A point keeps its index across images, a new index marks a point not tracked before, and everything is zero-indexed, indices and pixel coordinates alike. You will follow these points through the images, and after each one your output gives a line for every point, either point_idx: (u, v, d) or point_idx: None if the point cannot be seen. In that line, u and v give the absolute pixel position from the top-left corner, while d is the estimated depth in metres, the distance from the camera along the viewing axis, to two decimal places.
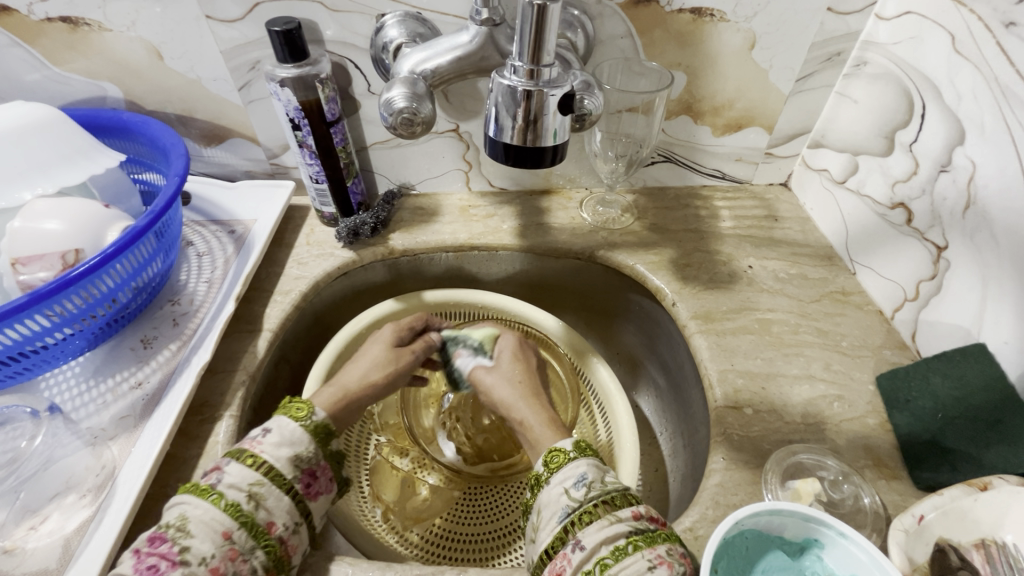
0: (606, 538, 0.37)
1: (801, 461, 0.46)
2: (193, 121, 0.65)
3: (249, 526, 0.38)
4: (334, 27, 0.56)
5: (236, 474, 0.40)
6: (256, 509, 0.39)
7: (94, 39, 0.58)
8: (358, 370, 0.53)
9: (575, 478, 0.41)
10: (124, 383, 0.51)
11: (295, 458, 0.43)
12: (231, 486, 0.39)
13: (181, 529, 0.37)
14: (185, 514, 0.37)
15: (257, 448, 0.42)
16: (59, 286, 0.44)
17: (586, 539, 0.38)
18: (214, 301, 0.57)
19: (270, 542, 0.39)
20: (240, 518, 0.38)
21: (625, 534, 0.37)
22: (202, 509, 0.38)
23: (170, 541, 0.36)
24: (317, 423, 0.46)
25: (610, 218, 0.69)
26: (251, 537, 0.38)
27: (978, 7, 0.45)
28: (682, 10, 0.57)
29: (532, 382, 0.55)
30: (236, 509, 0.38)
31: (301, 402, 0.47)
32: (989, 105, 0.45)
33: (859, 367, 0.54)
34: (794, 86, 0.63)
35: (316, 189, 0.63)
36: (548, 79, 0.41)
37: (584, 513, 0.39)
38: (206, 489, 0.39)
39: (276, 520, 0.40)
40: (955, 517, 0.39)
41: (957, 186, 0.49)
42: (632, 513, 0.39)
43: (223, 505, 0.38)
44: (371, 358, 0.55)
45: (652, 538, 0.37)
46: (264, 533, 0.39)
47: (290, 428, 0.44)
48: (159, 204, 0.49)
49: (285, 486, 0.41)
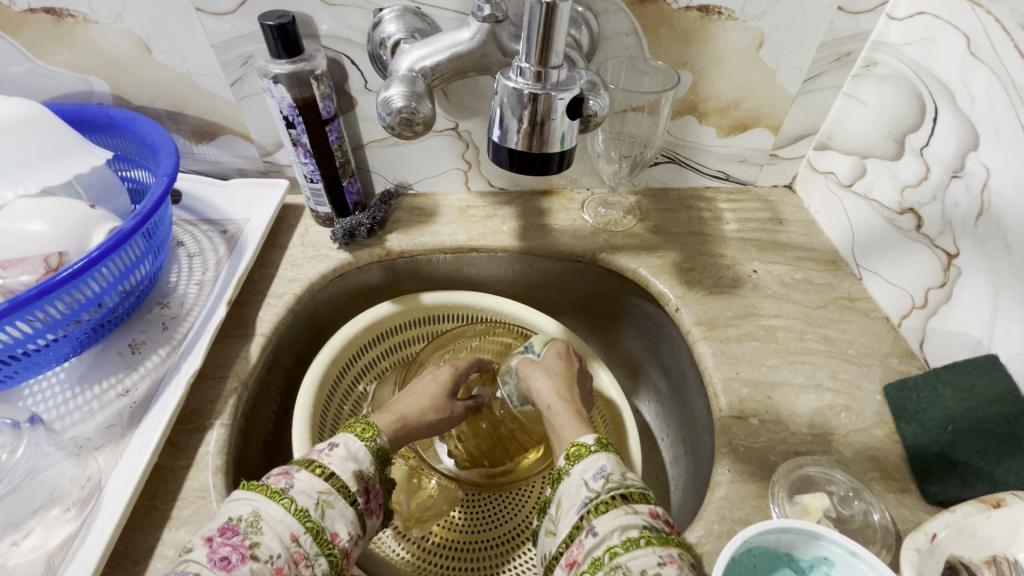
0: (619, 526, 0.37)
1: (809, 475, 0.45)
2: (183, 118, 0.63)
3: (314, 533, 0.38)
4: (330, 21, 0.54)
5: (307, 480, 0.40)
6: (322, 517, 0.39)
7: (79, 31, 0.55)
8: (411, 406, 0.53)
9: (594, 470, 0.41)
10: (112, 390, 0.49)
11: (358, 474, 0.43)
12: (302, 492, 0.39)
13: (253, 525, 0.37)
14: (258, 511, 0.37)
15: (324, 460, 0.42)
16: (42, 290, 0.42)
17: (600, 526, 0.37)
18: (206, 304, 0.56)
19: (333, 551, 0.39)
20: (308, 523, 0.38)
21: (639, 526, 0.37)
22: (273, 509, 0.38)
23: (242, 535, 0.36)
24: (379, 445, 0.46)
25: (612, 220, 0.68)
26: (316, 544, 0.38)
27: (995, 8, 0.44)
28: (689, 8, 0.56)
29: (572, 385, 0.53)
30: (305, 514, 0.39)
31: (366, 422, 0.47)
32: (1005, 110, 0.44)
33: (866, 376, 0.53)
34: (801, 86, 0.62)
35: (310, 188, 0.61)
36: (556, 82, 0.39)
37: (601, 503, 0.38)
38: (277, 492, 0.39)
39: (339, 530, 0.40)
40: (967, 535, 0.38)
41: (970, 192, 0.47)
42: (649, 510, 0.38)
43: (292, 510, 0.38)
44: (426, 394, 0.55)
45: (666, 538, 0.36)
46: (328, 541, 0.39)
47: (356, 445, 0.44)
48: (147, 205, 0.48)
49: (350, 497, 0.41)
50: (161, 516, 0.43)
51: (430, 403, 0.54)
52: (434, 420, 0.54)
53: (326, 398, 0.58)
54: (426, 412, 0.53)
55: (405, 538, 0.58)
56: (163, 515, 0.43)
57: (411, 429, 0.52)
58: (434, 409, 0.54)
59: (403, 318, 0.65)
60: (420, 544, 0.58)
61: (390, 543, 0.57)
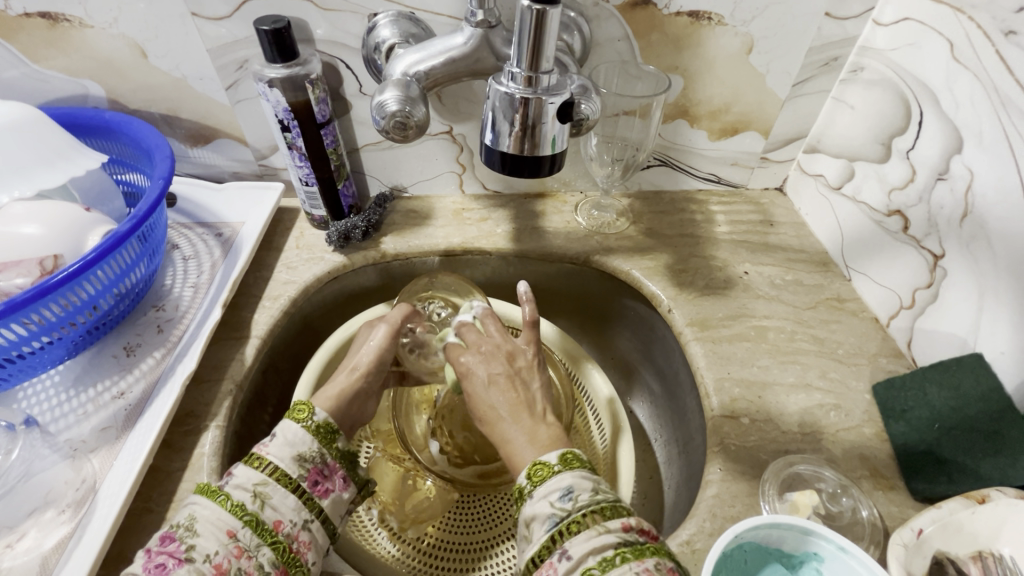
0: (593, 548, 0.34)
1: (799, 473, 0.46)
2: (178, 121, 0.63)
3: (253, 524, 0.37)
4: (325, 26, 0.55)
5: (243, 475, 0.39)
6: (261, 508, 0.38)
7: (74, 35, 0.56)
8: (345, 380, 0.49)
9: (561, 491, 0.37)
10: (106, 393, 0.49)
11: (299, 457, 0.41)
12: (239, 487, 0.38)
13: (189, 528, 0.36)
14: (194, 514, 0.37)
15: (263, 451, 0.41)
16: (37, 293, 0.42)
17: (573, 548, 0.34)
18: (201, 307, 0.56)
19: (277, 540, 0.37)
20: (245, 517, 0.37)
21: (612, 545, 0.34)
22: (210, 509, 0.37)
23: (178, 541, 0.35)
24: (320, 422, 0.44)
25: (605, 222, 0.68)
26: (256, 535, 0.37)
27: (977, 15, 0.45)
28: (679, 13, 0.57)
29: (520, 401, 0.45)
30: (241, 508, 0.37)
31: (303, 402, 0.45)
32: (988, 115, 0.44)
33: (855, 375, 0.54)
34: (791, 90, 0.63)
35: (305, 191, 0.61)
36: (547, 87, 0.40)
37: (572, 523, 0.36)
38: (215, 491, 0.38)
39: (283, 518, 0.38)
40: (953, 530, 0.39)
41: (955, 194, 0.48)
42: (622, 524, 0.35)
43: (228, 506, 0.37)
44: (366, 361, 0.51)
45: (640, 550, 0.34)
46: (269, 530, 0.37)
47: (292, 430, 0.43)
48: (143, 208, 0.48)
49: (291, 484, 0.40)
50: (157, 517, 0.43)
51: (371, 362, 0.51)
52: (375, 386, 0.51)
53: None
54: (361, 379, 0.50)
55: (399, 539, 0.58)
56: (158, 517, 0.43)
57: (354, 402, 0.49)
58: (374, 360, 0.51)
59: None
60: (413, 545, 0.58)
61: (382, 542, 0.58)
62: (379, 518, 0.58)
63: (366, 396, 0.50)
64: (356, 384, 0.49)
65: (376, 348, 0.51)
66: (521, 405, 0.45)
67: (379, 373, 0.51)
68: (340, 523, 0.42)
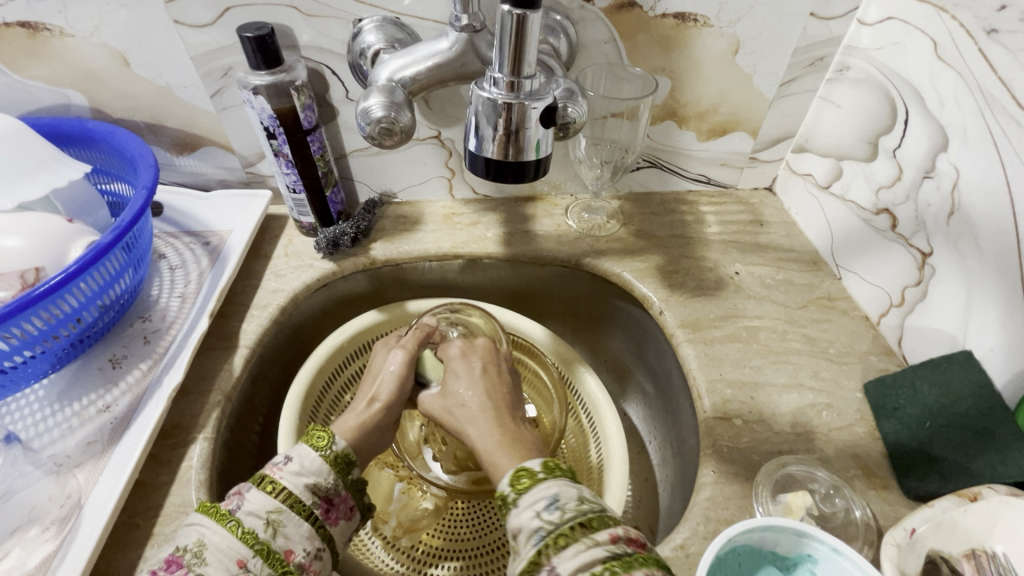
0: (581, 565, 0.33)
1: (791, 473, 0.46)
2: (163, 130, 0.63)
3: (264, 554, 0.36)
4: (310, 32, 0.55)
5: (257, 501, 0.38)
6: (273, 536, 0.37)
7: (55, 44, 0.55)
8: (365, 411, 0.48)
9: (546, 500, 0.37)
10: (92, 406, 0.49)
11: (314, 485, 0.40)
12: (251, 513, 0.37)
13: (197, 555, 0.35)
14: (203, 540, 0.36)
15: (276, 475, 0.40)
16: (19, 307, 0.41)
17: (561, 565, 0.33)
18: (188, 317, 0.55)
19: (288, 569, 0.37)
20: (256, 546, 0.36)
21: (602, 559, 0.33)
22: (219, 536, 0.36)
23: (185, 568, 0.34)
24: (338, 452, 0.43)
25: (595, 225, 0.68)
26: (267, 565, 0.36)
27: (959, 14, 0.45)
28: (665, 15, 0.57)
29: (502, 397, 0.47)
30: (252, 537, 0.36)
31: (321, 429, 0.43)
32: (972, 113, 0.45)
33: (847, 374, 0.54)
34: (778, 90, 0.63)
35: (293, 198, 0.61)
36: (529, 91, 0.40)
37: (560, 537, 0.34)
38: (224, 515, 0.37)
39: (295, 547, 0.38)
40: (946, 529, 0.39)
41: (941, 192, 0.48)
42: (611, 535, 0.34)
43: (238, 533, 0.36)
44: (386, 391, 0.49)
45: (630, 563, 0.33)
46: (281, 559, 0.37)
47: (311, 458, 0.41)
48: (126, 218, 0.47)
49: (305, 512, 0.39)
50: (144, 532, 0.43)
51: (392, 393, 0.49)
52: (394, 417, 0.49)
53: (313, 408, 0.57)
54: (382, 411, 0.48)
55: (393, 548, 0.58)
56: (145, 531, 0.43)
57: (374, 431, 0.47)
58: (395, 391, 0.49)
59: (389, 329, 0.65)
60: (408, 554, 0.58)
61: (378, 554, 0.57)
62: (373, 526, 0.58)
63: (384, 428, 0.48)
64: (376, 415, 0.48)
65: (395, 377, 0.50)
66: (504, 409, 0.46)
67: (398, 404, 0.50)
68: (344, 549, 0.42)
